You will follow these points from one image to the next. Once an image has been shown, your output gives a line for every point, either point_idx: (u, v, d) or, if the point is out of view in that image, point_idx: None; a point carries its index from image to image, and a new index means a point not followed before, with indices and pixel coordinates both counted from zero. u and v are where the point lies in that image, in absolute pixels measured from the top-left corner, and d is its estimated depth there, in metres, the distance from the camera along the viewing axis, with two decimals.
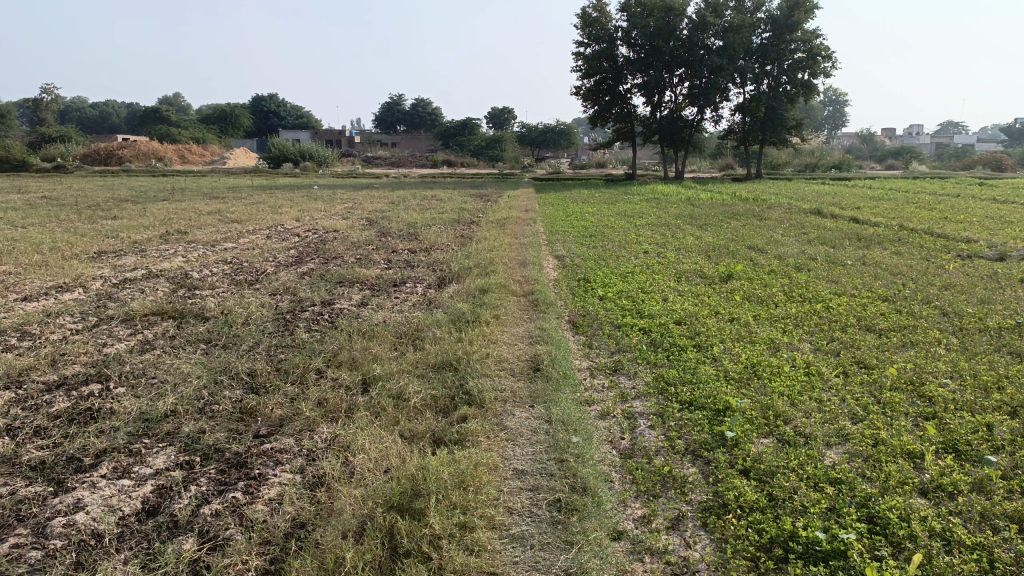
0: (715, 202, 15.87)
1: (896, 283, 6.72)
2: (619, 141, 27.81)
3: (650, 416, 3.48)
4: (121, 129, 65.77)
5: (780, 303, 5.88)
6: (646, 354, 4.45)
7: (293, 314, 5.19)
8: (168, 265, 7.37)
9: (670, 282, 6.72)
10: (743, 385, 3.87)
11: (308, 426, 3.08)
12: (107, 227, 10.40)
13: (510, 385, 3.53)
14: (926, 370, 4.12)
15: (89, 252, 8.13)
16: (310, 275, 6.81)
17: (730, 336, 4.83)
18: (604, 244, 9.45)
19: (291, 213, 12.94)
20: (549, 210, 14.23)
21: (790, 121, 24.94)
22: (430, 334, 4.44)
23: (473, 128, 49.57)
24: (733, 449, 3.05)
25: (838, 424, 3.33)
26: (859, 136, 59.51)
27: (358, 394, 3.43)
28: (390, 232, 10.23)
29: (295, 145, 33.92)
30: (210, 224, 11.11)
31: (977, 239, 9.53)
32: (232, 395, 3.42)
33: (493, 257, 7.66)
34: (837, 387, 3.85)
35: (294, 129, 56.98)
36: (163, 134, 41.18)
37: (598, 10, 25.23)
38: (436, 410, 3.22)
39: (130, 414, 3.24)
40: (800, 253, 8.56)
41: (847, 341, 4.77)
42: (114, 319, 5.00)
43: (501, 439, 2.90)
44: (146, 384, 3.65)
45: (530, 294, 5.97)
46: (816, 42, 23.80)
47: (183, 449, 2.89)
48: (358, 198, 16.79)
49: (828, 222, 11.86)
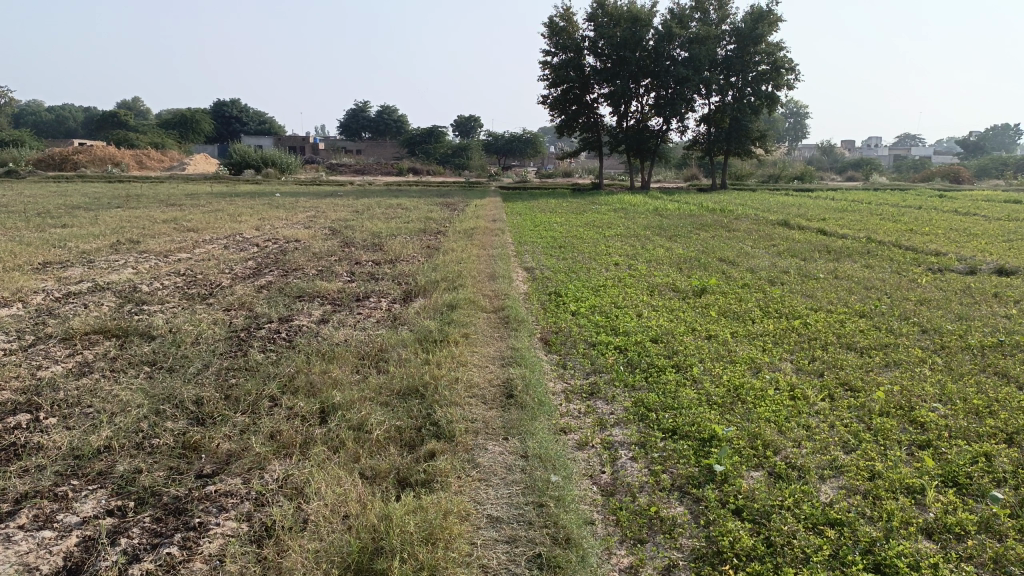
0: (683, 212, 15.82)
1: (872, 298, 6.59)
2: (586, 150, 27.73)
3: (631, 446, 3.24)
4: (76, 133, 64.21)
5: (757, 320, 5.70)
6: (623, 375, 4.22)
7: (247, 332, 4.87)
8: (117, 277, 6.99)
9: (644, 296, 6.54)
10: (727, 411, 3.64)
11: (258, 464, 2.79)
12: (54, 235, 9.92)
13: (482, 415, 3.27)
14: (913, 393, 3.95)
15: (33, 263, 7.70)
16: (268, 289, 6.49)
17: (709, 355, 4.62)
18: (573, 255, 9.26)
19: (251, 222, 12.58)
20: (517, 220, 14.04)
21: (754, 131, 25.09)
22: (395, 356, 4.16)
23: (438, 136, 49.24)
24: (723, 486, 2.82)
25: (831, 455, 3.12)
26: (820, 147, 60.32)
27: (315, 426, 3.13)
28: (354, 242, 9.92)
29: (257, 151, 33.33)
30: (164, 233, 10.71)
31: (946, 252, 9.48)
32: (175, 428, 3.11)
33: (461, 269, 7.41)
34: (824, 412, 3.66)
35: (257, 134, 56.07)
36: (120, 138, 40.24)
37: (565, 19, 25.17)
38: (401, 443, 2.95)
39: (60, 450, 2.91)
40: (772, 266, 8.43)
41: (829, 360, 4.59)
42: (52, 338, 4.63)
43: (474, 480, 2.63)
44: (80, 413, 3.32)
45: (500, 310, 5.71)
46: (780, 55, 23.98)
47: (116, 494, 2.58)
48: (321, 207, 16.32)
49: (797, 233, 11.79)
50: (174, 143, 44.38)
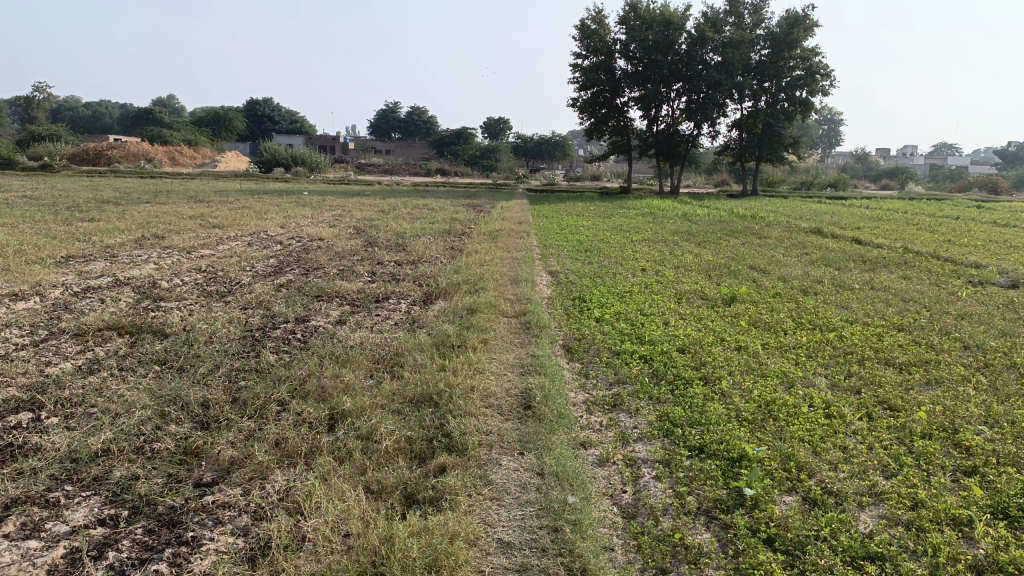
0: (712, 218, 15.54)
1: (910, 311, 6.33)
2: (615, 154, 27.50)
3: (655, 464, 3.06)
4: (112, 129, 65.21)
5: (789, 331, 5.48)
6: (648, 387, 4.03)
7: (262, 332, 4.76)
8: (137, 273, 6.92)
9: (670, 303, 6.34)
10: (758, 428, 3.44)
11: (260, 473, 2.65)
12: (80, 229, 9.94)
13: (497, 427, 3.11)
14: (958, 414, 3.72)
15: (55, 256, 7.66)
16: (287, 287, 6.38)
17: (739, 368, 4.41)
18: (600, 259, 9.08)
19: (277, 219, 12.55)
20: (543, 222, 13.89)
21: (787, 137, 24.70)
22: (411, 361, 4.01)
23: (468, 137, 49.20)
24: (754, 511, 2.63)
25: (869, 480, 2.92)
26: (854, 155, 59.37)
27: (321, 434, 2.99)
28: (377, 242, 9.82)
29: (287, 149, 33.47)
30: (190, 228, 10.70)
31: (986, 264, 9.14)
32: (177, 432, 2.98)
33: (484, 272, 7.26)
34: (861, 433, 3.45)
35: (289, 133, 56.51)
36: (155, 134, 40.86)
37: (597, 22, 24.95)
38: (411, 456, 2.80)
39: (57, 452, 2.80)
40: (805, 275, 8.17)
41: (866, 376, 4.37)
42: (65, 333, 4.54)
43: (485, 498, 2.47)
44: (82, 414, 3.21)
45: (522, 315, 5.54)
46: (815, 60, 23.53)
47: (109, 501, 2.46)
48: (347, 206, 16.26)
49: (830, 242, 11.50)
50: (207, 140, 44.82)
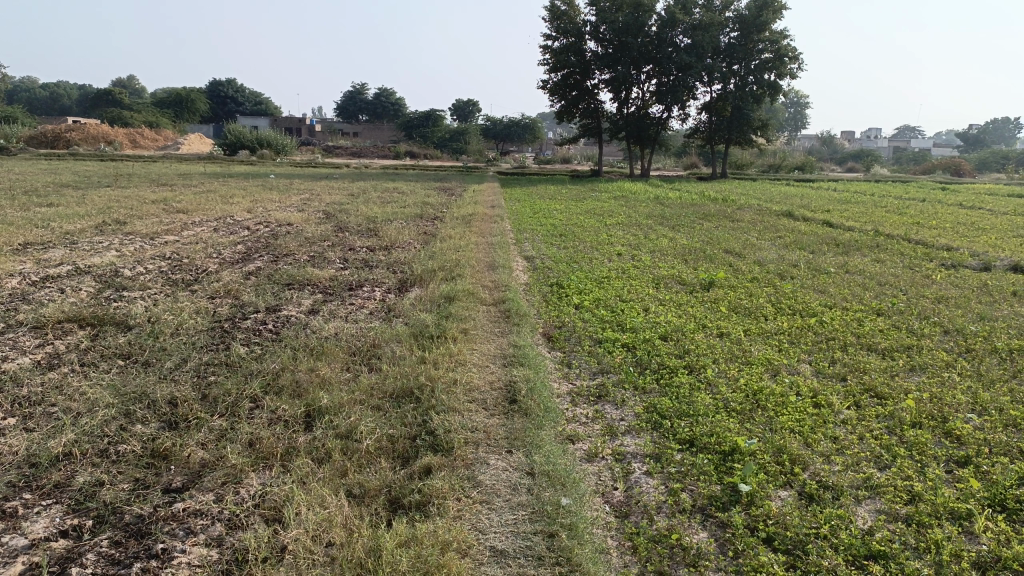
0: (685, 201, 15.51)
1: (887, 295, 6.32)
2: (585, 137, 27.41)
3: (645, 458, 2.96)
4: (72, 110, 63.66)
5: (770, 317, 5.41)
6: (633, 377, 3.93)
7: (231, 323, 4.58)
8: (99, 260, 6.67)
9: (649, 289, 6.26)
10: (747, 419, 3.35)
11: (233, 477, 2.50)
12: (39, 215, 9.60)
13: (483, 424, 2.98)
14: (946, 401, 3.67)
15: (13, 243, 7.37)
16: (257, 275, 6.18)
17: (723, 356, 4.33)
18: (575, 244, 8.97)
19: (243, 203, 12.25)
20: (516, 206, 13.75)
21: (755, 121, 24.76)
22: (389, 353, 3.88)
23: (437, 120, 48.69)
24: (750, 508, 2.54)
25: (864, 472, 2.84)
26: (820, 137, 59.89)
27: (298, 433, 2.84)
28: (348, 227, 9.62)
29: (252, 131, 32.82)
30: (153, 213, 10.39)
31: (957, 247, 9.20)
32: (143, 433, 2.82)
33: (460, 258, 7.12)
34: (852, 422, 3.38)
35: (253, 116, 55.46)
36: (115, 116, 39.89)
37: (567, 3, 24.73)
38: (393, 456, 2.67)
39: (15, 457, 2.63)
40: (779, 259, 8.14)
41: (850, 363, 4.31)
42: (22, 326, 4.32)
43: (474, 502, 2.36)
44: (41, 413, 3.03)
45: (501, 302, 5.42)
46: (783, 43, 23.56)
47: (72, 511, 2.29)
48: (316, 189, 16.02)
49: (803, 225, 11.52)
50: (169, 122, 43.87)
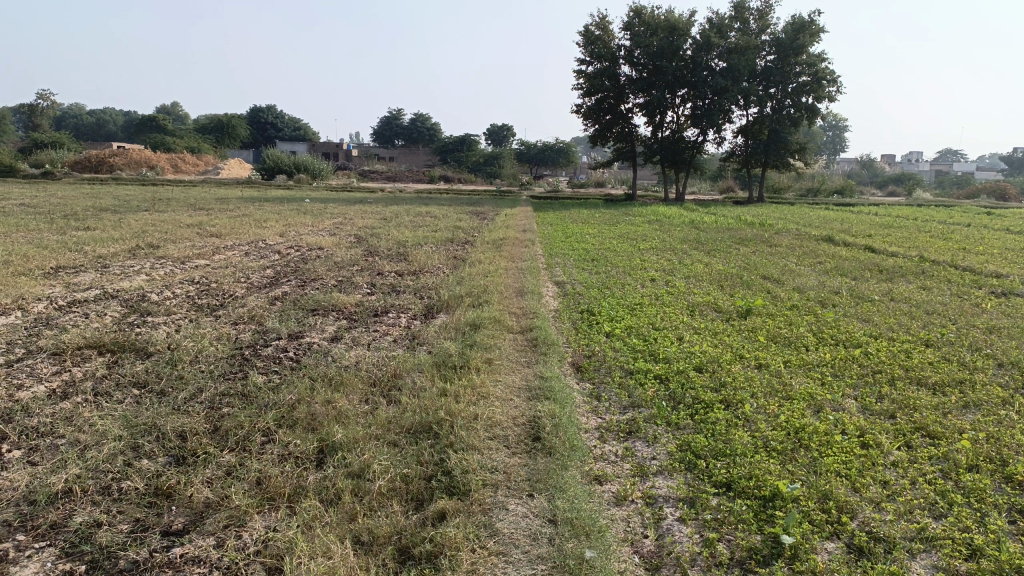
0: (721, 225, 15.25)
1: (936, 324, 6.02)
2: (620, 161, 27.25)
3: (677, 502, 2.75)
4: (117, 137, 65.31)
5: (812, 348, 5.15)
6: (665, 411, 3.72)
7: (252, 350, 4.47)
8: (127, 284, 6.65)
9: (683, 317, 6.04)
10: (788, 459, 3.13)
11: (237, 519, 2.36)
12: (74, 238, 9.68)
13: (504, 463, 2.81)
14: (1004, 442, 3.40)
15: (45, 267, 7.40)
16: (282, 300, 6.09)
17: (761, 390, 4.09)
18: (608, 269, 8.77)
19: (276, 227, 12.27)
20: (548, 230, 13.61)
21: (793, 144, 24.38)
22: (410, 384, 3.73)
23: (471, 144, 48.94)
24: (794, 562, 2.32)
25: (919, 522, 2.60)
26: (860, 161, 58.98)
27: (308, 471, 2.70)
28: (379, 252, 9.53)
29: (289, 156, 33.22)
30: (186, 237, 10.44)
31: (1006, 273, 8.83)
32: (148, 470, 2.69)
33: (489, 283, 6.97)
34: (902, 465, 3.13)
35: (291, 141, 56.27)
36: (157, 142, 40.80)
37: (601, 28, 24.72)
38: (406, 499, 2.51)
39: (14, 492, 2.51)
40: (820, 285, 7.87)
41: (899, 398, 4.04)
42: (42, 352, 4.25)
43: (489, 554, 2.19)
44: (49, 447, 2.92)
45: (528, 330, 5.25)
46: (821, 66, 23.25)
47: (65, 554, 2.16)
48: (349, 213, 16.05)
49: (843, 250, 11.20)
50: (209, 147, 44.69)
